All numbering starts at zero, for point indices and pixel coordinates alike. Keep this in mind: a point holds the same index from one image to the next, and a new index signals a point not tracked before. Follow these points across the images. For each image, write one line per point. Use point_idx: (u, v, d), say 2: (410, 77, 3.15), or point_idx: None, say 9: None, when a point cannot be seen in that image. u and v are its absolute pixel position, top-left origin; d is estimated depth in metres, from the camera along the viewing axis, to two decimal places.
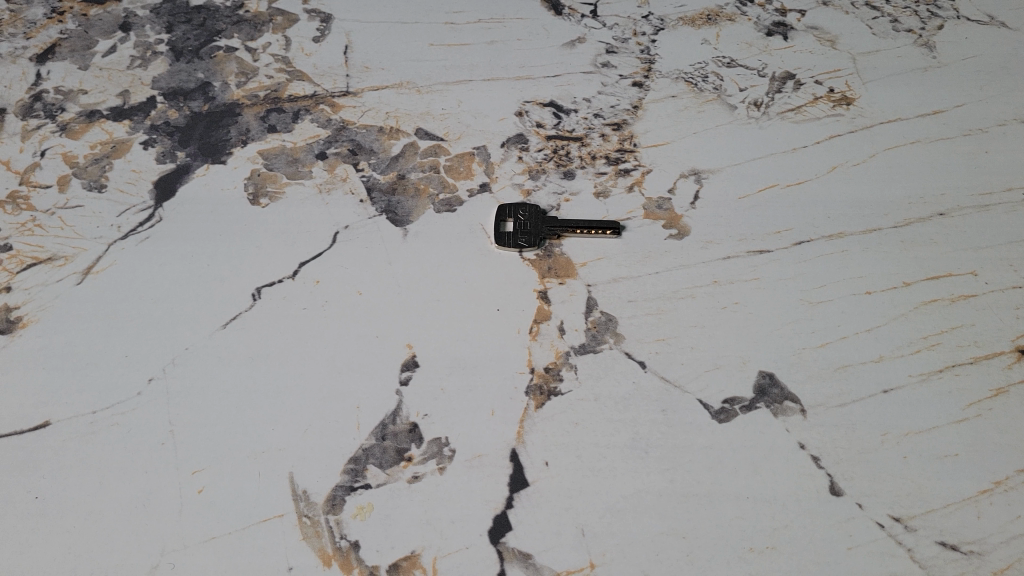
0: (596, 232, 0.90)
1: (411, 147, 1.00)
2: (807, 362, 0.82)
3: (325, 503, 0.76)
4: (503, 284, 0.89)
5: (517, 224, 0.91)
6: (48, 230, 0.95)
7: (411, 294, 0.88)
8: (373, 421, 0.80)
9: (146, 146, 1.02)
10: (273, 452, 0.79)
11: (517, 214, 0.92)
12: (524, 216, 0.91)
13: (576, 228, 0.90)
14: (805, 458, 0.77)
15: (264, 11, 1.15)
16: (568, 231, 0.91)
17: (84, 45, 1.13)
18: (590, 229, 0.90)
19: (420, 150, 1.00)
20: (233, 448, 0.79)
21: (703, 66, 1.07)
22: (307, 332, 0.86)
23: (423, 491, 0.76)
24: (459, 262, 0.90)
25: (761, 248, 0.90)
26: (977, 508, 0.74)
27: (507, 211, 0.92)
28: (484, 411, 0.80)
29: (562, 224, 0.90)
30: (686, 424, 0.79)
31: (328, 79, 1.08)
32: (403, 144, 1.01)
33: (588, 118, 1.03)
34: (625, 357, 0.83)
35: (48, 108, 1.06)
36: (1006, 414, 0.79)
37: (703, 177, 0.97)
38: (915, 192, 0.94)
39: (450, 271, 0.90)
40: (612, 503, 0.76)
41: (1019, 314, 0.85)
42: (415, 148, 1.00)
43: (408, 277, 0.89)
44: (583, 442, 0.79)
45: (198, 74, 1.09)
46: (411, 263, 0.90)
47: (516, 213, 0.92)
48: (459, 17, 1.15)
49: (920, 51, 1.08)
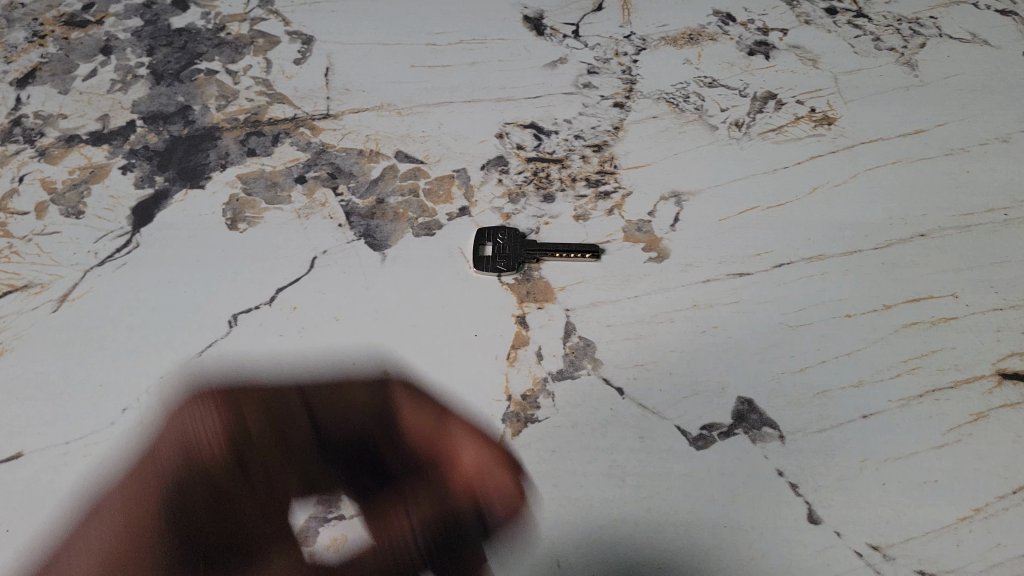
0: (575, 255, 0.90)
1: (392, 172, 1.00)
2: (786, 387, 0.81)
3: (299, 535, 0.76)
4: (481, 309, 0.88)
5: (495, 248, 0.91)
6: (24, 257, 0.94)
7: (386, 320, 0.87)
8: (348, 450, 0.79)
9: (125, 171, 1.02)
10: (245, 480, 0.78)
11: (496, 240, 0.91)
12: (503, 240, 0.91)
13: (558, 252, 0.90)
14: (783, 485, 0.76)
15: (245, 34, 1.15)
16: (546, 254, 0.91)
17: (65, 69, 1.13)
18: (569, 252, 0.90)
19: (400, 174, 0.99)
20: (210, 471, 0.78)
21: (685, 87, 1.07)
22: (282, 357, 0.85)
23: (398, 522, 0.76)
24: (435, 289, 0.90)
25: (741, 271, 0.90)
26: (957, 535, 0.73)
27: (486, 238, 0.92)
28: (460, 439, 0.80)
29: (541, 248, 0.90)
30: (663, 451, 0.78)
31: (309, 102, 1.08)
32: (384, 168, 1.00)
33: (569, 140, 1.02)
34: (604, 383, 0.83)
35: (27, 133, 1.06)
36: (987, 440, 0.78)
37: (683, 199, 0.96)
38: (896, 213, 0.94)
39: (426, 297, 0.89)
40: (589, 532, 0.75)
41: (1000, 337, 0.84)
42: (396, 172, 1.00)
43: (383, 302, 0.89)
44: (560, 470, 0.78)
45: (178, 98, 1.09)
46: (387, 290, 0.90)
47: (494, 238, 0.92)
48: (441, 39, 1.15)
49: (902, 69, 1.07)
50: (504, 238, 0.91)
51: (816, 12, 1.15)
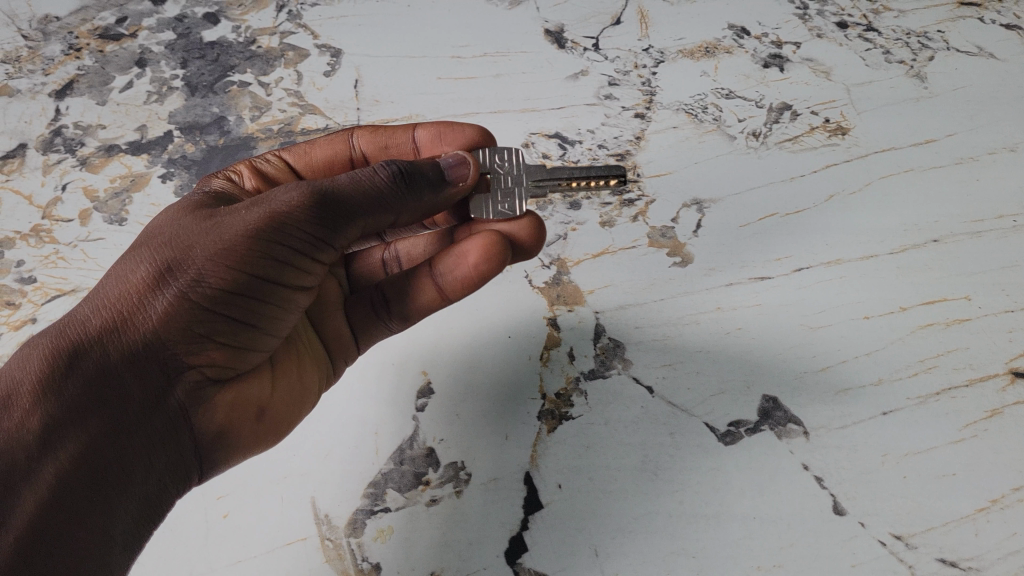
0: (599, 182, 0.80)
1: (437, 133, 0.89)
2: (809, 385, 0.85)
3: (347, 526, 0.81)
4: (527, 226, 0.82)
5: (494, 176, 0.81)
6: (71, 263, 1.01)
7: (410, 283, 0.83)
8: (391, 446, 0.85)
9: (165, 180, 1.06)
10: (262, 284, 0.68)
11: (499, 169, 0.81)
12: (505, 163, 0.81)
13: (575, 181, 0.80)
14: (808, 479, 0.80)
15: (276, 46, 1.18)
16: (570, 181, 0.80)
17: (102, 82, 1.15)
18: (590, 179, 0.80)
19: (464, 141, 0.88)
20: (219, 449, 0.75)
21: (703, 98, 1.09)
22: (353, 352, 0.88)
23: (441, 513, 0.81)
24: (446, 269, 0.81)
25: (762, 275, 0.93)
26: (974, 525, 0.78)
27: (481, 162, 0.81)
28: (500, 435, 0.85)
29: (556, 177, 0.80)
30: (693, 447, 0.83)
31: (340, 112, 1.12)
32: (412, 142, 0.91)
33: (593, 149, 1.06)
34: (634, 382, 0.87)
35: (68, 143, 1.10)
36: (1002, 435, 0.82)
37: (704, 206, 0.99)
38: (911, 219, 0.97)
39: (498, 246, 0.79)
40: (625, 524, 0.80)
41: (1013, 337, 0.88)
42: (431, 138, 0.89)
43: (421, 290, 0.83)
44: (596, 465, 0.83)
45: (213, 109, 1.13)
46: (441, 284, 0.82)
47: (494, 164, 0.81)
48: (466, 51, 1.17)
49: (912, 82, 1.09)
50: (509, 167, 0.81)
51: (828, 26, 1.15)
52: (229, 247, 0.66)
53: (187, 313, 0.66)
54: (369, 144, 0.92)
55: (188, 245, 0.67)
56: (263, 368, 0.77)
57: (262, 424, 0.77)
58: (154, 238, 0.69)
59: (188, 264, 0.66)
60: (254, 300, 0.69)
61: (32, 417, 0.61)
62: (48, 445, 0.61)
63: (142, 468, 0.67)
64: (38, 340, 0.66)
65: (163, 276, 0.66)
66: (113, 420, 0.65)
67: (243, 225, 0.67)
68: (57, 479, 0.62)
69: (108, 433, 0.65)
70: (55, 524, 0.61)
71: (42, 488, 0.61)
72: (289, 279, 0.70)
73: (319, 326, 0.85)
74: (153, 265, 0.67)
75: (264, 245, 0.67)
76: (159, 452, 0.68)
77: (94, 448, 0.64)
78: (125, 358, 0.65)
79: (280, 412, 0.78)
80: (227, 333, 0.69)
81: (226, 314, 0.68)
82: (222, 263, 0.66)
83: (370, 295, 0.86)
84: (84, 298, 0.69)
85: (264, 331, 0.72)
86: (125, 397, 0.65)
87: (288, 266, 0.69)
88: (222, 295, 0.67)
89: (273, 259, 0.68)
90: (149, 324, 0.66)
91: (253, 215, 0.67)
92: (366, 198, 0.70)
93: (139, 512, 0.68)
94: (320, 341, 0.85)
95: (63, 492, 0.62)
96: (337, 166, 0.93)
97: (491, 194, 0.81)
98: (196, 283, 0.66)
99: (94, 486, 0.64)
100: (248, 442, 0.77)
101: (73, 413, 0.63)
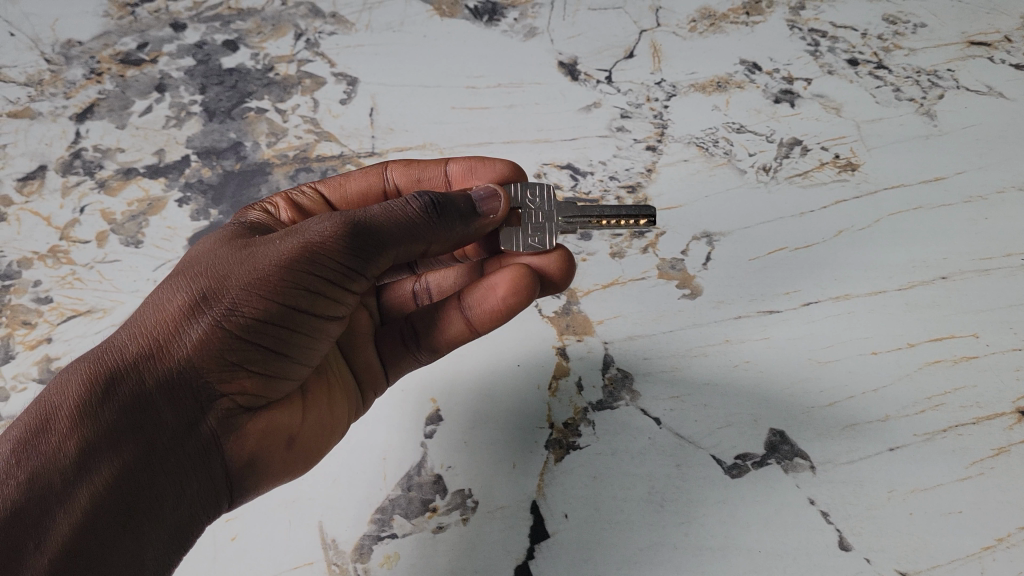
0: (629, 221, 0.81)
1: (467, 167, 0.90)
2: (816, 420, 0.86)
3: (354, 551, 0.82)
4: (559, 258, 0.83)
5: (524, 213, 0.83)
6: (87, 284, 1.02)
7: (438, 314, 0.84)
8: (398, 472, 0.86)
9: (181, 204, 1.08)
10: (294, 316, 0.69)
11: (530, 205, 0.83)
12: (534, 199, 0.83)
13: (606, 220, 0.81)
14: (815, 514, 0.81)
15: (293, 74, 1.19)
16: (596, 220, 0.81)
17: (122, 106, 1.17)
18: (620, 218, 0.81)
19: (496, 175, 0.90)
20: (249, 479, 0.74)
21: (714, 132, 1.10)
22: (384, 384, 0.88)
23: (448, 541, 0.82)
24: (475, 300, 0.81)
25: (771, 308, 0.94)
26: (980, 564, 0.78)
27: (514, 197, 0.83)
28: (507, 464, 0.86)
29: (584, 216, 0.81)
30: (699, 479, 0.84)
31: (354, 140, 1.13)
32: (444, 175, 0.92)
33: (604, 181, 1.07)
34: (641, 413, 0.88)
35: (87, 165, 1.12)
36: (1008, 474, 0.82)
37: (714, 239, 1.00)
38: (918, 256, 0.97)
39: (527, 279, 0.80)
40: (629, 555, 0.80)
41: (1019, 376, 0.88)
42: (462, 171, 0.90)
43: (448, 322, 0.83)
44: (602, 494, 0.84)
45: (230, 134, 1.14)
46: (469, 318, 0.83)
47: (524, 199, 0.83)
48: (480, 82, 1.18)
49: (921, 119, 1.09)
50: (539, 203, 0.82)
51: (839, 63, 1.15)
52: (263, 278, 0.67)
53: (220, 341, 0.67)
54: (403, 177, 0.93)
55: (223, 275, 0.68)
56: (295, 397, 0.77)
57: (292, 453, 0.77)
58: (190, 268, 0.71)
59: (222, 293, 0.67)
60: (288, 330, 0.70)
61: (70, 442, 0.63)
62: (83, 468, 0.63)
63: (174, 495, 0.68)
64: (76, 365, 0.68)
65: (198, 304, 0.67)
66: (147, 446, 0.66)
67: (277, 256, 0.68)
68: (92, 503, 0.63)
69: (141, 459, 0.65)
70: (89, 547, 0.63)
71: (77, 511, 0.63)
72: (322, 310, 0.71)
73: (349, 358, 0.86)
74: (189, 295, 0.68)
75: (298, 275, 0.68)
76: (192, 479, 0.69)
77: (128, 474, 0.65)
78: (159, 384, 0.66)
79: (309, 440, 0.78)
80: (261, 362, 0.70)
81: (260, 344, 0.69)
82: (256, 293, 0.67)
83: (401, 326, 0.86)
84: (123, 324, 0.70)
85: (296, 361, 0.73)
86: (158, 424, 0.66)
87: (321, 297, 0.70)
88: (256, 324, 0.68)
89: (306, 289, 0.69)
90: (183, 352, 0.67)
91: (286, 248, 0.68)
92: (397, 228, 0.71)
93: (172, 539, 0.69)
94: (350, 373, 0.85)
95: (96, 517, 0.63)
96: (371, 200, 0.94)
97: (522, 227, 0.82)
98: (229, 312, 0.67)
99: (127, 512, 0.65)
100: (279, 471, 0.77)
101: (109, 439, 0.64)
